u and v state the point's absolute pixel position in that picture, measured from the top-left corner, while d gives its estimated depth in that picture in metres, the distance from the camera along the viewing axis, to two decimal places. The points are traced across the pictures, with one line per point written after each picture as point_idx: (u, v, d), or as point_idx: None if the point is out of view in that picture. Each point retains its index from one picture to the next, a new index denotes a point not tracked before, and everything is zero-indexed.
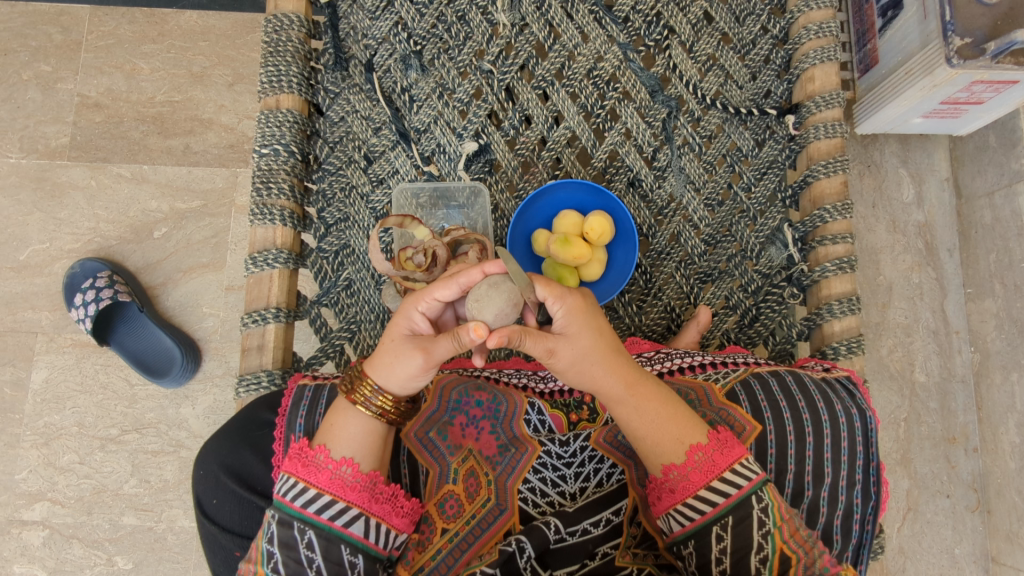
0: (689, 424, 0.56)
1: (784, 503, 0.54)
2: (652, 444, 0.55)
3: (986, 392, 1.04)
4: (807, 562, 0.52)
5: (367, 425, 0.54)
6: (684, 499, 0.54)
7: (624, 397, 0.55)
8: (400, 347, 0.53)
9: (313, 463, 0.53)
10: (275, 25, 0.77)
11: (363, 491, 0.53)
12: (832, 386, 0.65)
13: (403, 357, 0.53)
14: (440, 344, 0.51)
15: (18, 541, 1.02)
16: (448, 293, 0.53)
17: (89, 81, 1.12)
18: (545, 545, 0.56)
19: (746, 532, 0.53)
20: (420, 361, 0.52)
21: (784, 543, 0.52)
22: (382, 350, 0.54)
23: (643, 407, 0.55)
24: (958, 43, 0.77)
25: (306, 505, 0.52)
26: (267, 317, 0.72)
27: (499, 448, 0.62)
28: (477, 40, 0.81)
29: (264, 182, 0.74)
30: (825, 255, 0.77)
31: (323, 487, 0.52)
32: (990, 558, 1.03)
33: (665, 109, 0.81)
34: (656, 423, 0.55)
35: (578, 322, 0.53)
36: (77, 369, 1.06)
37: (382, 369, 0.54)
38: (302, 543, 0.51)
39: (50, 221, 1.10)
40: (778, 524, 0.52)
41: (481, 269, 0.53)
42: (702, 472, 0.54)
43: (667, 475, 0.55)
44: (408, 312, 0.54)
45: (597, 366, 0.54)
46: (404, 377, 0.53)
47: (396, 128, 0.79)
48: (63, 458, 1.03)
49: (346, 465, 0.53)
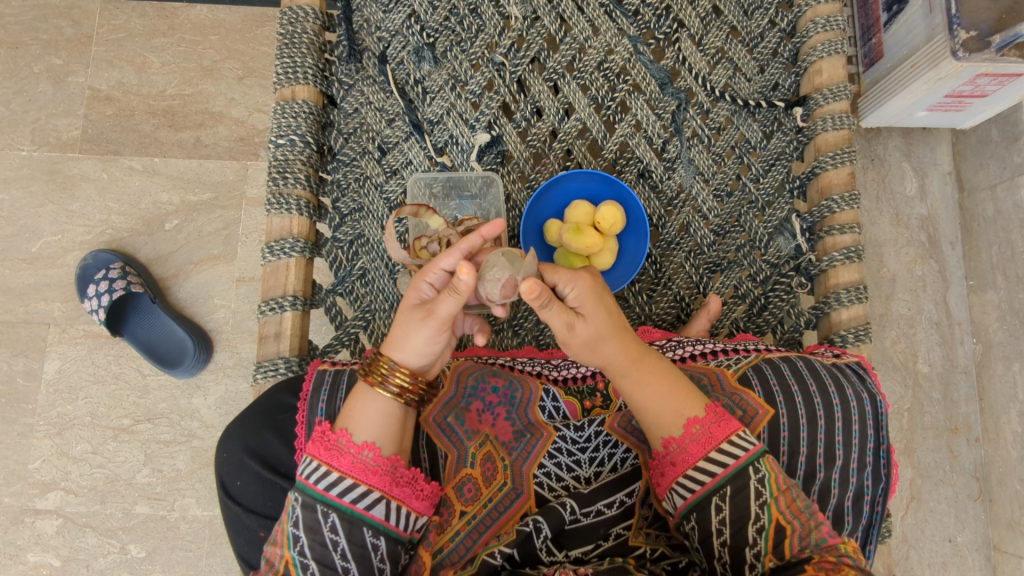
0: (687, 396, 0.57)
1: (782, 475, 0.54)
2: (653, 418, 0.57)
3: (989, 382, 1.06)
4: (802, 533, 0.52)
5: (387, 406, 0.56)
6: (684, 471, 0.55)
7: (628, 370, 0.58)
8: (410, 317, 0.56)
9: (335, 447, 0.54)
10: (290, 17, 0.77)
11: (385, 475, 0.54)
12: (842, 371, 0.66)
13: (415, 325, 0.55)
14: (443, 302, 0.53)
15: (31, 530, 1.03)
16: (451, 261, 0.55)
17: (100, 74, 1.12)
18: (561, 525, 0.57)
19: (743, 502, 0.53)
20: (432, 325, 0.54)
21: (780, 513, 0.52)
22: (396, 325, 0.57)
23: (645, 382, 0.58)
24: (964, 36, 0.78)
25: (329, 489, 0.53)
26: (284, 305, 0.73)
27: (514, 434, 0.63)
28: (489, 33, 0.82)
29: (281, 172, 0.75)
30: (833, 245, 0.78)
31: (345, 471, 0.53)
32: (992, 546, 1.04)
33: (674, 102, 0.83)
34: (658, 396, 0.57)
35: (591, 302, 0.56)
36: (88, 360, 1.07)
37: (399, 342, 0.56)
38: (326, 526, 0.52)
39: (62, 213, 1.10)
40: (775, 495, 0.53)
41: (478, 234, 0.57)
42: (700, 443, 0.55)
43: (667, 448, 0.56)
44: (414, 284, 0.56)
45: (609, 343, 0.57)
46: (418, 345, 0.55)
47: (409, 120, 0.80)
48: (75, 447, 1.04)
49: (368, 449, 0.54)
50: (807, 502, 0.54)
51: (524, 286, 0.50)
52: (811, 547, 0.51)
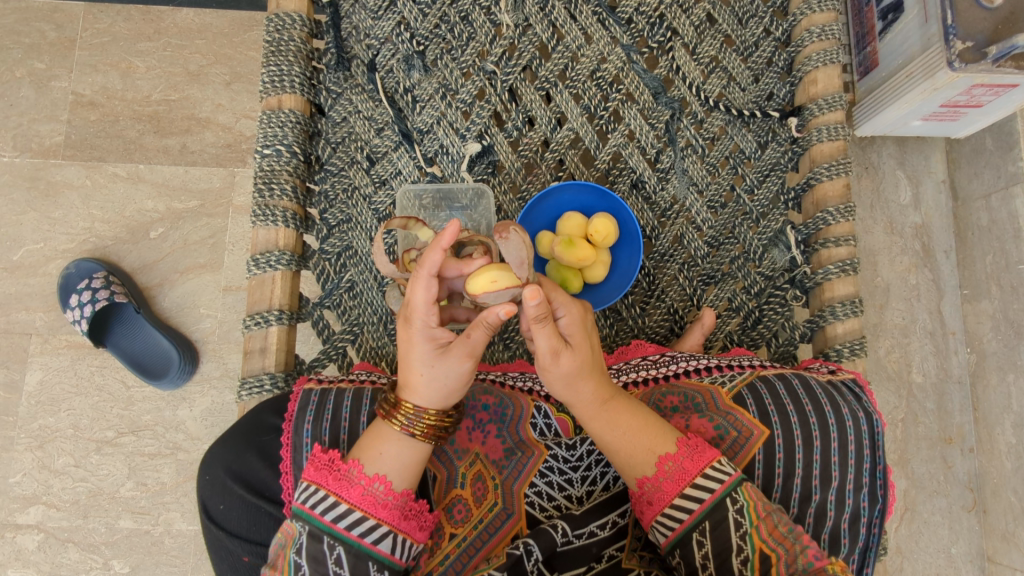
0: (659, 433, 0.56)
1: (762, 502, 0.53)
2: (624, 456, 0.55)
3: (982, 393, 1.05)
4: (788, 560, 0.50)
5: (408, 445, 0.54)
6: (661, 510, 0.54)
7: (599, 409, 0.56)
8: (434, 363, 0.52)
9: (346, 477, 0.52)
10: (277, 24, 0.76)
11: (394, 509, 0.52)
12: (838, 389, 0.65)
13: (447, 368, 0.52)
14: (474, 337, 0.51)
15: (12, 545, 1.00)
16: (430, 292, 0.50)
17: (83, 79, 1.10)
18: (552, 547, 0.56)
19: (724, 535, 0.52)
20: (470, 364, 0.52)
21: (763, 542, 0.51)
22: (416, 377, 0.53)
23: (616, 421, 0.56)
24: (959, 47, 0.77)
25: (337, 520, 0.51)
26: (269, 319, 0.71)
27: (505, 452, 0.62)
28: (480, 41, 0.80)
29: (266, 183, 0.73)
30: (827, 257, 0.77)
31: (355, 503, 0.52)
32: (986, 557, 1.03)
33: (668, 111, 0.81)
34: (629, 436, 0.55)
35: (581, 334, 0.54)
36: (71, 371, 1.04)
37: (432, 392, 0.53)
38: (331, 558, 0.51)
39: (45, 221, 1.08)
40: (755, 524, 0.52)
41: (436, 248, 0.48)
42: (674, 481, 0.54)
43: (641, 488, 0.55)
44: (418, 334, 0.51)
45: (586, 381, 0.54)
46: (456, 384, 0.53)
47: (398, 129, 0.79)
48: (57, 461, 1.02)
49: (379, 482, 0.52)
50: (791, 526, 0.52)
51: (528, 293, 0.48)
52: (798, 573, 0.49)
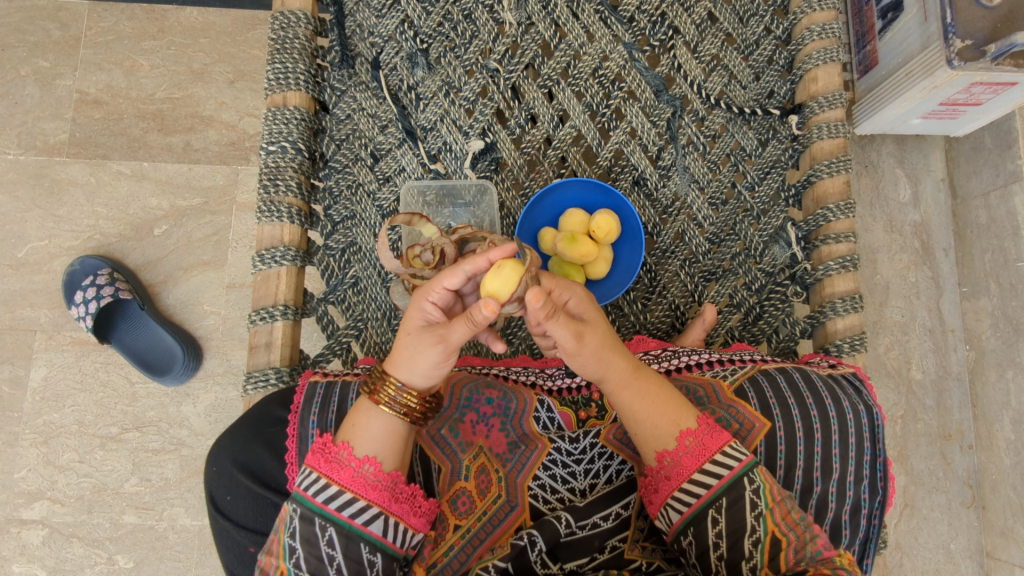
0: (681, 408, 0.57)
1: (776, 486, 0.54)
2: (652, 427, 0.56)
3: (981, 390, 1.06)
4: (798, 545, 0.51)
5: (390, 424, 0.55)
6: (680, 485, 0.54)
7: (629, 381, 0.56)
8: (418, 340, 0.54)
9: (336, 459, 0.53)
10: (282, 22, 0.76)
11: (384, 491, 0.53)
12: (838, 382, 0.66)
13: (423, 350, 0.53)
14: (457, 329, 0.52)
15: (16, 541, 1.01)
16: (456, 279, 0.55)
17: (89, 77, 1.11)
18: (556, 538, 0.56)
19: (739, 514, 0.53)
20: (441, 350, 0.53)
21: (775, 525, 0.52)
22: (401, 346, 0.55)
23: (645, 393, 0.56)
24: (959, 45, 0.78)
25: (328, 502, 0.52)
26: (275, 314, 0.72)
27: (508, 445, 0.62)
28: (483, 39, 0.81)
29: (272, 179, 0.74)
30: (828, 254, 0.78)
31: (345, 485, 0.52)
32: (985, 553, 1.04)
33: (669, 109, 0.82)
34: (656, 407, 0.56)
35: (592, 309, 0.56)
36: (75, 367, 1.05)
37: (404, 364, 0.54)
38: (324, 540, 0.51)
39: (50, 217, 1.09)
40: (770, 506, 0.53)
41: (484, 256, 0.55)
42: (694, 455, 0.55)
43: (661, 462, 0.55)
44: (420, 304, 0.55)
45: (612, 353, 0.56)
46: (427, 368, 0.54)
47: (402, 126, 0.79)
48: (62, 456, 1.02)
49: (368, 464, 0.53)
50: (802, 513, 0.53)
51: (530, 296, 0.48)
52: (805, 560, 0.51)
